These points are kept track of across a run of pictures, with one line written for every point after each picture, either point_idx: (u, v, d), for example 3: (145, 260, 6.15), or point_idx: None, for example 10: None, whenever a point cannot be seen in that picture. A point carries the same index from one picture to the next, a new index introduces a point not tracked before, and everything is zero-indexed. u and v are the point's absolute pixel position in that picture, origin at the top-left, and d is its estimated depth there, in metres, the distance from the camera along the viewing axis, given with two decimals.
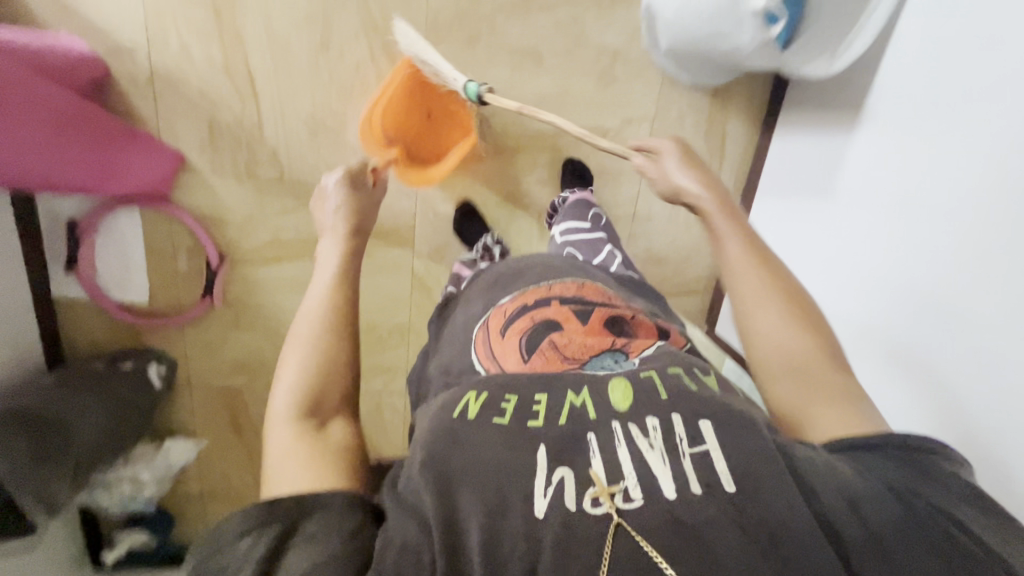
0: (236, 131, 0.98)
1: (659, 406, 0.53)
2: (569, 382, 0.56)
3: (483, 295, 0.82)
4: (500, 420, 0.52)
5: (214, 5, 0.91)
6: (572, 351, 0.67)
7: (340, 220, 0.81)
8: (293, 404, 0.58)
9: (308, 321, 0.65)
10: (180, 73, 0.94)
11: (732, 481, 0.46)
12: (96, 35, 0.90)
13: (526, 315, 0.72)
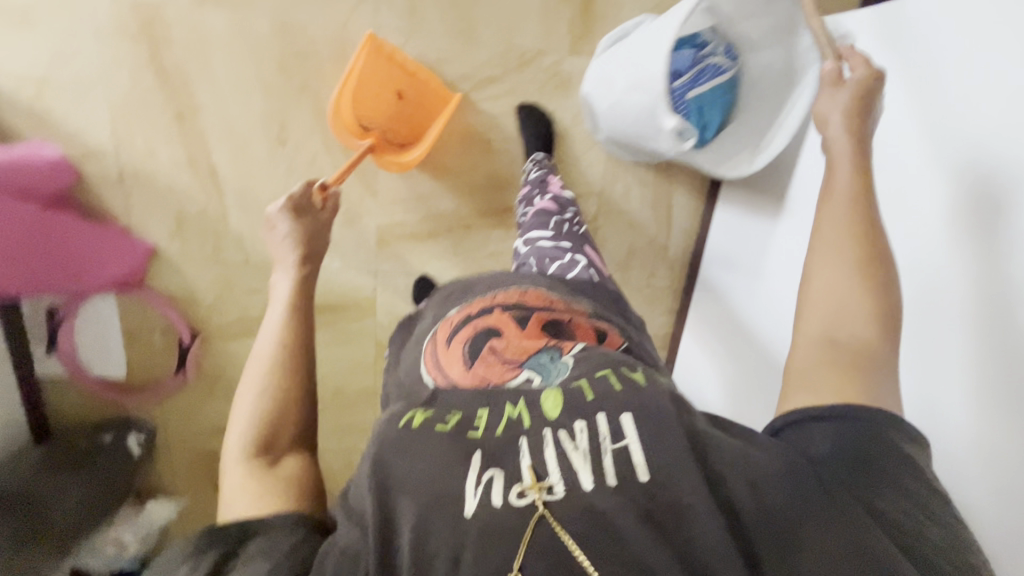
0: (203, 219, 1.05)
1: (584, 408, 0.50)
2: (506, 396, 0.54)
3: (435, 306, 0.85)
4: (441, 427, 0.50)
5: (177, 110, 0.97)
6: (511, 354, 0.69)
7: (293, 251, 0.81)
8: (246, 442, 0.62)
9: (262, 356, 0.69)
10: (147, 171, 1.00)
11: (647, 470, 0.45)
12: (66, 141, 0.96)
13: (468, 324, 0.75)
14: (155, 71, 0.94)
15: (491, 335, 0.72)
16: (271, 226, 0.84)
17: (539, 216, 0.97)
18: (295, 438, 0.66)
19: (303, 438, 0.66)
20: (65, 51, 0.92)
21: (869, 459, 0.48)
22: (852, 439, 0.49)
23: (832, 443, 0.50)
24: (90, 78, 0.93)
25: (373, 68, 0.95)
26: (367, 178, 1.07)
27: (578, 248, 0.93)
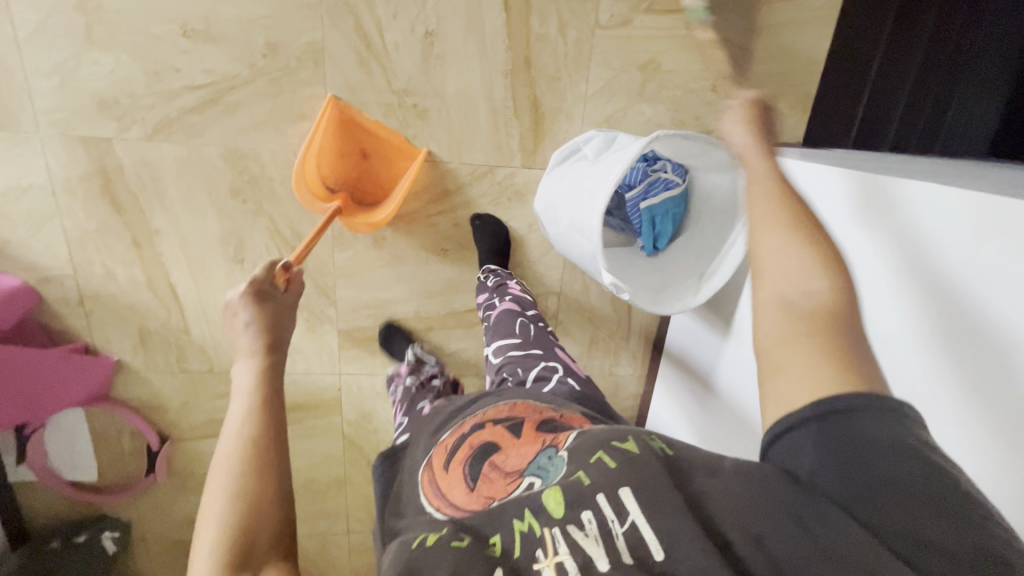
0: (165, 333, 1.06)
1: (583, 492, 0.45)
2: (513, 506, 0.47)
3: (427, 434, 0.70)
4: (457, 544, 0.43)
5: (134, 237, 0.98)
6: (512, 465, 0.56)
7: (256, 337, 0.60)
8: (215, 562, 0.43)
9: (221, 458, 0.49)
10: (107, 293, 1.01)
11: (661, 546, 0.39)
12: (26, 270, 0.98)
13: (466, 443, 0.62)
14: (109, 201, 0.95)
15: (488, 452, 0.59)
16: (230, 316, 0.63)
17: (502, 315, 0.92)
18: (270, 547, 0.45)
19: (284, 546, 0.46)
20: (16, 187, 0.92)
21: (877, 467, 0.38)
22: (839, 445, 0.39)
23: (820, 457, 0.39)
24: (45, 211, 0.94)
25: (334, 127, 0.93)
26: (326, 288, 1.07)
27: (549, 352, 0.84)
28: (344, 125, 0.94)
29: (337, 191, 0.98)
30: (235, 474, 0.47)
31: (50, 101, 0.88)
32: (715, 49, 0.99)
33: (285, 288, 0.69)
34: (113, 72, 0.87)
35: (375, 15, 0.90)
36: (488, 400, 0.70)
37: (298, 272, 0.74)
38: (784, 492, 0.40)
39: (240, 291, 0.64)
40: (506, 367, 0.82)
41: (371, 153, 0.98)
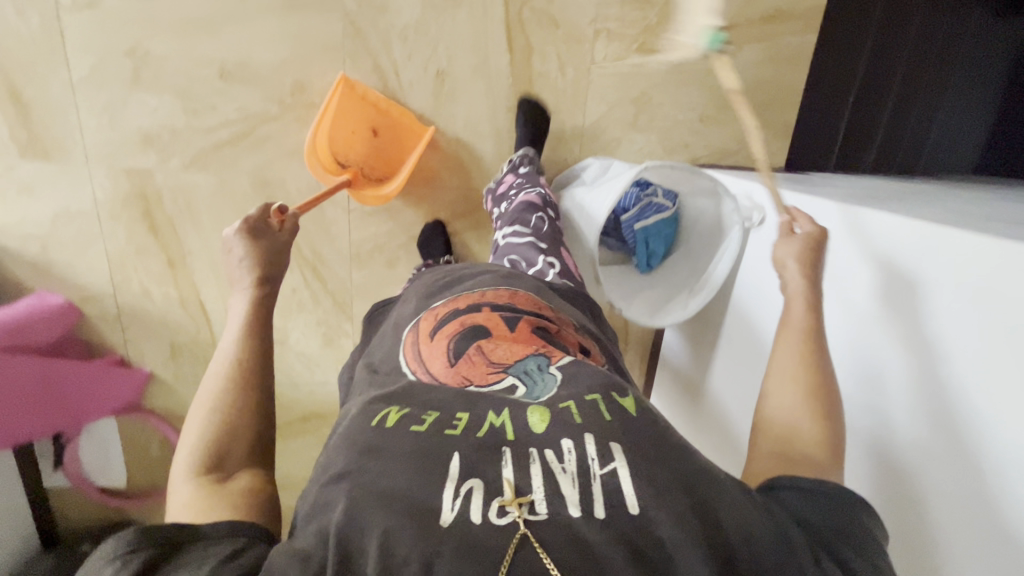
0: (194, 347, 1.14)
1: (572, 428, 0.52)
2: (490, 402, 0.55)
3: (420, 298, 0.79)
4: (417, 429, 0.51)
5: (169, 258, 1.07)
6: (499, 356, 0.64)
7: (249, 270, 0.72)
8: (195, 457, 0.54)
9: (213, 376, 0.61)
10: (143, 309, 1.10)
11: (638, 504, 0.46)
12: (69, 288, 1.06)
13: (457, 319, 0.69)
14: (148, 225, 1.04)
15: (478, 335, 0.66)
16: (227, 250, 0.74)
17: (521, 205, 0.95)
18: (245, 457, 0.56)
19: (255, 455, 0.57)
20: (64, 212, 1.01)
21: (849, 524, 0.50)
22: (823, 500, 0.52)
23: (817, 510, 0.51)
24: (90, 234, 1.03)
25: (346, 105, 0.99)
26: (343, 306, 1.15)
27: (552, 250, 0.90)
28: (358, 104, 1.00)
29: (349, 166, 1.03)
30: (221, 392, 0.59)
31: (100, 136, 0.97)
32: (702, 84, 1.08)
33: (279, 226, 0.78)
34: (156, 111, 0.97)
35: (392, 56, 0.99)
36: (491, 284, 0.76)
37: (293, 212, 0.82)
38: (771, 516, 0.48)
39: (237, 227, 0.75)
40: (513, 255, 0.89)
41: (381, 133, 1.04)
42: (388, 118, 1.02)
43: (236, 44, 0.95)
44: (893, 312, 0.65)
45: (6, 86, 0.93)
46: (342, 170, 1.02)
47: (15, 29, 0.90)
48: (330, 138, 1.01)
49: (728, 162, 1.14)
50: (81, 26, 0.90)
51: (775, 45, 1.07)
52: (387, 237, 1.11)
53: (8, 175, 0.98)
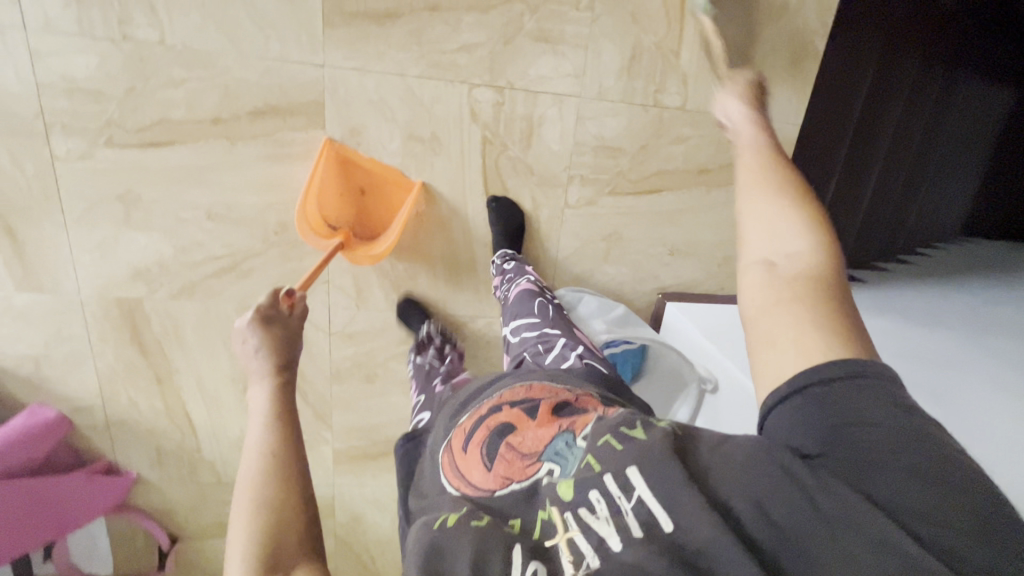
0: (180, 451, 1.19)
1: (592, 475, 0.49)
2: (538, 498, 0.52)
3: (444, 420, 0.72)
4: (477, 523, 0.48)
5: (157, 374, 1.11)
6: (530, 447, 0.59)
7: (267, 359, 0.61)
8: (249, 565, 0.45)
9: (247, 476, 0.51)
10: (130, 419, 1.15)
11: (670, 518, 0.42)
12: (61, 401, 1.11)
13: (482, 425, 0.63)
14: (136, 346, 1.08)
15: (505, 432, 0.61)
16: (240, 340, 0.63)
17: (521, 293, 0.96)
18: (301, 548, 0.48)
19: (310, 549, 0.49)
20: (57, 335, 1.06)
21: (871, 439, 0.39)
22: (826, 422, 0.41)
23: (805, 429, 0.42)
24: (80, 354, 1.08)
25: (329, 171, 0.99)
26: (323, 415, 1.21)
27: (568, 332, 0.88)
28: (342, 164, 1.00)
29: (339, 227, 1.04)
30: (261, 487, 0.50)
31: (91, 269, 1.02)
32: (673, 221, 1.11)
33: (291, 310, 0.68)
34: (146, 248, 1.01)
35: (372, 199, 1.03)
36: (503, 382, 0.72)
37: (302, 295, 0.73)
38: (775, 468, 0.42)
39: (248, 317, 0.65)
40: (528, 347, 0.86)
41: (368, 190, 1.03)
42: (372, 175, 1.01)
43: (223, 189, 0.99)
44: (929, 350, 0.97)
45: (2, 226, 0.97)
46: (334, 232, 1.02)
47: (11, 177, 0.94)
48: (320, 205, 1.02)
49: (695, 291, 1.18)
50: (74, 175, 0.95)
51: None
52: (366, 356, 1.16)
53: (4, 303, 1.03)
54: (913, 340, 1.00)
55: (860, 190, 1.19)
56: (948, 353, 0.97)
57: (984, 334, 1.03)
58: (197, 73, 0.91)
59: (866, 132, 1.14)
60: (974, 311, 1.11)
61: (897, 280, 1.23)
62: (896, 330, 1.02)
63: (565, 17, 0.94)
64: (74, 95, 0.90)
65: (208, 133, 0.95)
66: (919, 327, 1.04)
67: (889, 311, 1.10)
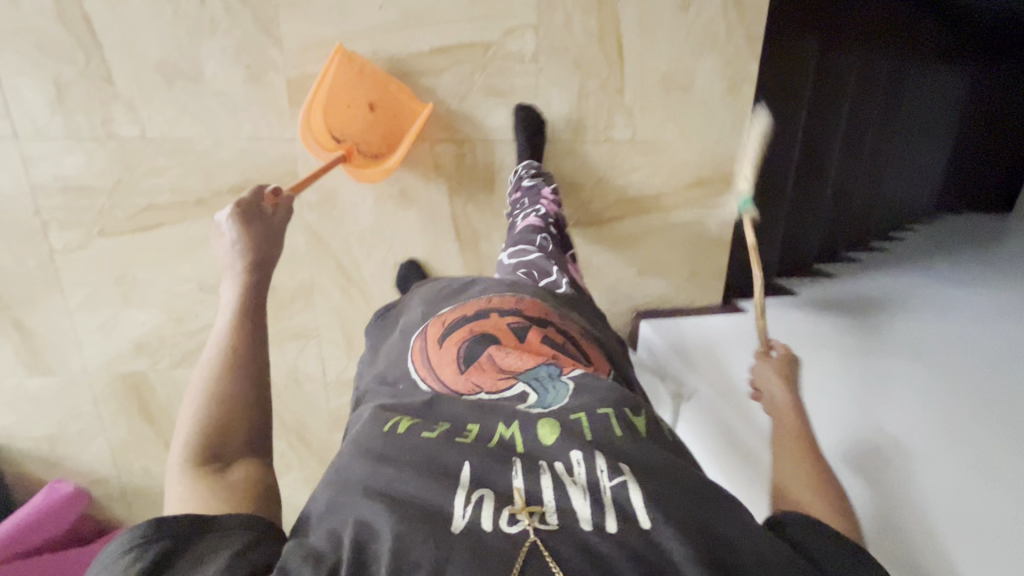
0: None
1: (582, 442, 0.55)
2: (502, 414, 0.60)
3: (431, 304, 0.85)
4: (429, 435, 0.56)
5: (166, 440, 1.17)
6: (509, 364, 0.70)
7: (243, 255, 0.68)
8: (190, 453, 0.54)
9: (204, 367, 0.59)
10: (144, 485, 1.20)
11: (649, 518, 0.47)
12: (78, 475, 1.17)
13: (468, 326, 0.76)
14: (143, 415, 1.14)
15: (489, 342, 0.73)
16: (218, 238, 0.70)
17: (526, 227, 0.98)
18: (242, 447, 0.56)
19: (253, 443, 0.57)
20: (69, 414, 1.12)
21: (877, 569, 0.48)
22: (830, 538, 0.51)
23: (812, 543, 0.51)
24: (92, 430, 1.14)
25: (345, 79, 0.97)
26: (328, 463, 1.26)
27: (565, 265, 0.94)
28: (357, 77, 0.97)
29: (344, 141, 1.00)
30: (216, 380, 0.58)
31: (96, 349, 1.08)
32: (639, 245, 1.18)
33: (273, 211, 0.73)
34: (145, 324, 1.08)
35: (352, 256, 1.09)
36: (500, 291, 0.82)
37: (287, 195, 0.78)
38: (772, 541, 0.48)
39: (230, 212, 0.70)
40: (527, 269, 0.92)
41: (378, 108, 1.00)
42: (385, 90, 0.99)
43: (212, 263, 1.05)
44: (920, 361, 0.92)
45: (10, 319, 1.04)
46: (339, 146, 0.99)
47: (15, 274, 1.01)
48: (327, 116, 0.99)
49: (668, 307, 1.24)
50: (73, 264, 1.02)
51: (701, 206, 1.17)
52: None
53: (18, 389, 1.09)
54: (905, 353, 0.94)
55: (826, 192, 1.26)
56: (944, 367, 0.90)
57: (952, 349, 0.95)
58: (178, 160, 0.98)
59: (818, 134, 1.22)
60: (980, 319, 1.02)
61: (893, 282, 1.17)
62: (889, 342, 0.98)
63: (513, 72, 1.01)
64: (67, 193, 0.97)
65: (193, 213, 1.02)
66: (919, 337, 0.98)
67: (889, 317, 1.04)
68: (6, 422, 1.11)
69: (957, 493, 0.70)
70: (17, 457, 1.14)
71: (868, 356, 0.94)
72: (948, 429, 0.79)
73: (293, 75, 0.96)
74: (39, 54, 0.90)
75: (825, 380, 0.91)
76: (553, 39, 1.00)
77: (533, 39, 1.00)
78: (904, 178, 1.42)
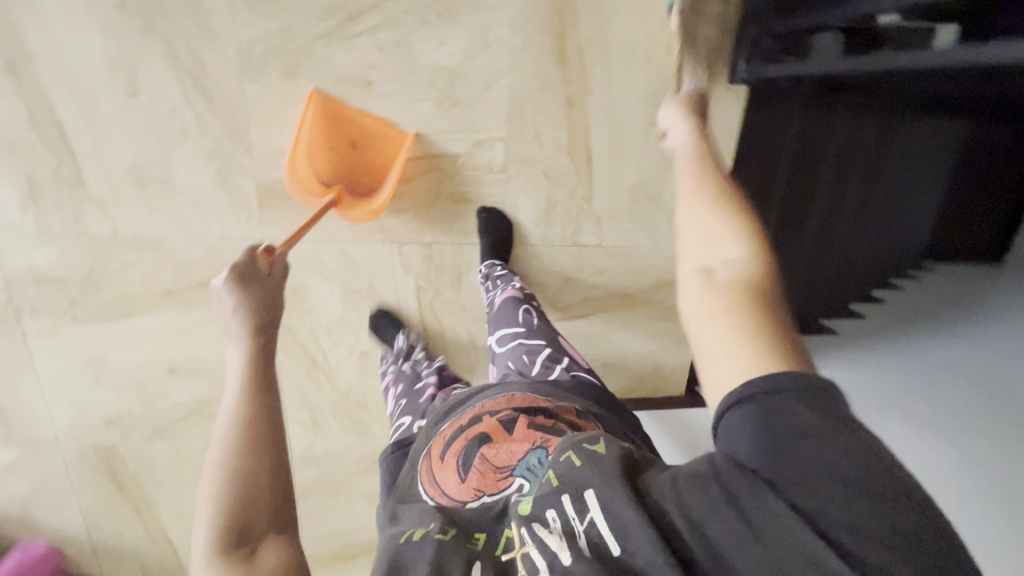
0: (163, 568, 1.29)
1: (550, 494, 0.49)
2: (506, 514, 0.52)
3: (427, 425, 0.72)
4: (441, 537, 0.48)
5: (136, 505, 1.21)
6: (504, 460, 0.59)
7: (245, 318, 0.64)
8: (211, 542, 0.48)
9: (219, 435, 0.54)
10: (115, 544, 1.25)
11: (618, 542, 0.44)
12: (52, 534, 1.22)
13: (461, 434, 0.65)
14: (114, 483, 1.18)
15: (481, 443, 0.62)
16: (217, 301, 0.65)
17: (505, 304, 0.92)
18: (268, 526, 0.51)
19: (277, 518, 0.51)
20: (42, 482, 1.16)
21: (819, 445, 0.38)
22: (767, 431, 0.40)
23: (753, 444, 0.40)
24: (65, 495, 1.18)
25: (324, 123, 0.95)
26: None
27: (556, 342, 0.85)
28: (332, 118, 0.95)
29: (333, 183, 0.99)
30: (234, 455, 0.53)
31: (68, 423, 1.11)
32: (604, 339, 1.20)
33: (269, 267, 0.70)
34: (116, 402, 1.11)
35: (320, 344, 1.12)
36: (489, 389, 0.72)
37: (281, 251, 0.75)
38: (714, 489, 0.41)
39: (225, 275, 0.66)
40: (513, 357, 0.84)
41: (361, 144, 0.99)
42: (364, 126, 0.97)
43: (182, 348, 1.08)
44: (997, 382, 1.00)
45: None
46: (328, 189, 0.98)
47: None
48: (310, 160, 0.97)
49: (631, 396, 1.26)
50: (45, 347, 1.05)
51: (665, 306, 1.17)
52: (328, 475, 1.25)
53: None
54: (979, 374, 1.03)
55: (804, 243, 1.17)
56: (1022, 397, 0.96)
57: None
58: (149, 255, 1.00)
59: (802, 190, 1.13)
60: None
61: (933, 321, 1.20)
62: (960, 360, 1.07)
63: (481, 180, 1.03)
64: (40, 283, 1.00)
65: (164, 303, 1.04)
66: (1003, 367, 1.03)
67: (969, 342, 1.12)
68: None
69: (976, 504, 0.83)
70: None
71: (935, 371, 1.06)
72: (983, 447, 0.90)
73: (262, 180, 0.97)
74: (13, 157, 0.91)
75: (879, 382, 1.06)
76: (523, 151, 1.01)
77: (503, 151, 1.01)
78: (893, 234, 1.33)
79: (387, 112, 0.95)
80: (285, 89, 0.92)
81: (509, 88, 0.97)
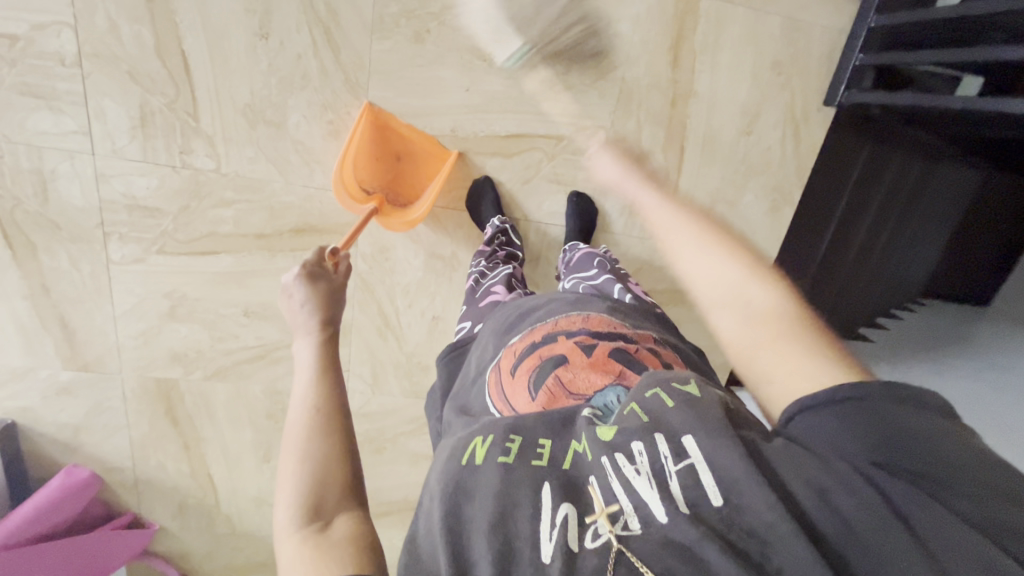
0: (200, 506, 1.30)
1: (641, 428, 0.46)
2: (574, 429, 0.50)
3: (495, 335, 0.75)
4: (504, 460, 0.47)
5: (186, 442, 1.22)
6: (579, 388, 0.61)
7: (313, 311, 0.65)
8: (293, 512, 0.47)
9: (296, 415, 0.54)
10: (156, 478, 1.26)
11: (720, 494, 0.40)
12: (96, 462, 1.22)
13: (535, 353, 0.66)
14: (170, 417, 1.19)
15: (557, 365, 0.64)
16: (288, 297, 0.67)
17: (584, 256, 0.98)
18: (343, 499, 0.49)
19: (354, 495, 0.50)
20: (96, 408, 1.16)
21: (944, 453, 0.38)
22: (870, 423, 0.40)
23: (859, 439, 0.40)
24: (118, 424, 1.18)
25: (370, 136, 0.98)
26: None
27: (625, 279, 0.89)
28: (378, 131, 0.98)
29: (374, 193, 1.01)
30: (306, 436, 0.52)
31: (134, 354, 1.12)
32: None
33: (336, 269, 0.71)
34: (186, 338, 1.12)
35: (395, 305, 1.14)
36: (562, 309, 0.73)
37: (345, 256, 0.76)
38: (850, 475, 0.39)
39: (295, 274, 0.67)
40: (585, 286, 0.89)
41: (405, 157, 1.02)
42: (408, 140, 1.00)
43: (262, 291, 1.09)
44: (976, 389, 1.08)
45: (56, 315, 1.07)
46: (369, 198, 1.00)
47: (69, 276, 1.04)
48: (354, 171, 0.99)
49: None
50: (126, 275, 1.05)
51: None
52: (378, 432, 1.28)
53: (51, 379, 1.13)
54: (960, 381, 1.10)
55: (853, 248, 1.13)
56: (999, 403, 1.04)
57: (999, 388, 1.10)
58: (247, 196, 1.01)
59: (860, 199, 1.09)
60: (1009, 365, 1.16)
61: (935, 353, 1.18)
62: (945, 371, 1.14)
63: (578, 165, 1.07)
64: (134, 211, 1.00)
65: (252, 246, 1.05)
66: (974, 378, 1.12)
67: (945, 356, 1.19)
68: (35, 405, 1.15)
69: None
70: (40, 439, 1.18)
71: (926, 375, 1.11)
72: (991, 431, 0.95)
73: None
74: (132, 81, 0.92)
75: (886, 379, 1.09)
76: (621, 141, 1.06)
77: (603, 140, 1.05)
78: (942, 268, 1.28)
79: (503, 88, 0.99)
80: (412, 53, 0.95)
81: (621, 81, 1.01)
